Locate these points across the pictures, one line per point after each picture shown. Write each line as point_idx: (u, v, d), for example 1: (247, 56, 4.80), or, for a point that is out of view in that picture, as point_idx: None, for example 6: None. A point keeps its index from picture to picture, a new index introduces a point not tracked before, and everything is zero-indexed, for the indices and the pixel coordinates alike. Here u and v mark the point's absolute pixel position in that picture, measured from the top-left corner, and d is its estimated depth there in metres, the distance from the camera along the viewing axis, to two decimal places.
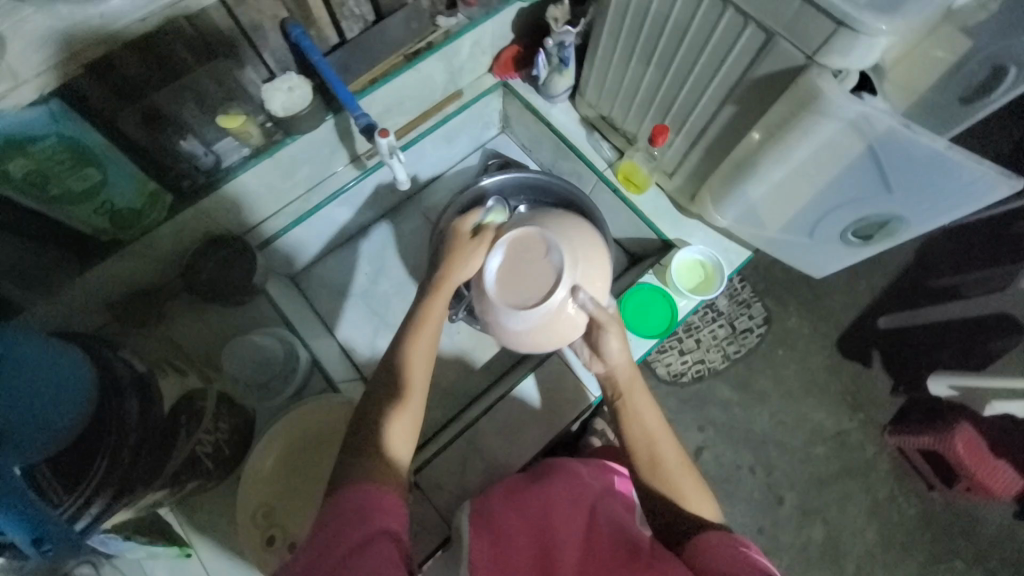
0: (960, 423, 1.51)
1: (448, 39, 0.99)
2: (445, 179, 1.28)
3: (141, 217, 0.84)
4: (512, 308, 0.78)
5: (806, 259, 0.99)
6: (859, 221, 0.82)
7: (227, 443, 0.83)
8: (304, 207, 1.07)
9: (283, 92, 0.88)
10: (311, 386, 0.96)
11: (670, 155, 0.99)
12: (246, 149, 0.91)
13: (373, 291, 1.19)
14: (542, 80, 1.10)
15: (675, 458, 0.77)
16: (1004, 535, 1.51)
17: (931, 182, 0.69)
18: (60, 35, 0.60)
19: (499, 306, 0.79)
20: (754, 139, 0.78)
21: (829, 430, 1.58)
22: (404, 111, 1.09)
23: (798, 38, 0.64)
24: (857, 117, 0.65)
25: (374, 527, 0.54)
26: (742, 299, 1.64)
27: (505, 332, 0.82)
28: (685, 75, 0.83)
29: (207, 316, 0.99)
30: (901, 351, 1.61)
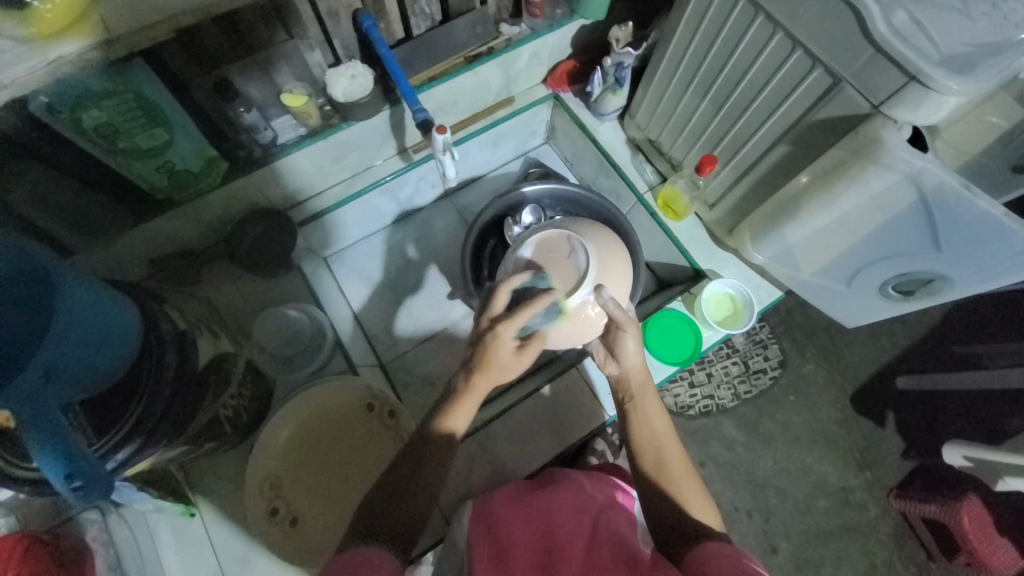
0: (970, 497, 1.39)
1: (509, 46, 1.03)
2: (483, 182, 1.30)
3: (197, 180, 0.86)
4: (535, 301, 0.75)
5: (839, 306, 0.98)
6: (901, 276, 0.81)
7: (246, 410, 0.84)
8: (347, 190, 1.09)
9: (346, 79, 0.90)
10: (330, 366, 0.97)
11: (714, 185, 1.00)
12: (303, 128, 0.94)
13: (399, 282, 1.20)
14: (594, 97, 1.12)
15: (680, 467, 0.77)
16: None
17: (984, 246, 0.68)
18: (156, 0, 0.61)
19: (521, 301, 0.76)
20: (802, 182, 0.79)
21: (832, 484, 1.54)
22: (456, 111, 1.12)
23: (865, 87, 0.65)
24: (914, 171, 0.65)
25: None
26: (759, 339, 1.63)
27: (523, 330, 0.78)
28: (742, 109, 0.84)
29: (240, 284, 1.01)
30: (916, 414, 1.58)
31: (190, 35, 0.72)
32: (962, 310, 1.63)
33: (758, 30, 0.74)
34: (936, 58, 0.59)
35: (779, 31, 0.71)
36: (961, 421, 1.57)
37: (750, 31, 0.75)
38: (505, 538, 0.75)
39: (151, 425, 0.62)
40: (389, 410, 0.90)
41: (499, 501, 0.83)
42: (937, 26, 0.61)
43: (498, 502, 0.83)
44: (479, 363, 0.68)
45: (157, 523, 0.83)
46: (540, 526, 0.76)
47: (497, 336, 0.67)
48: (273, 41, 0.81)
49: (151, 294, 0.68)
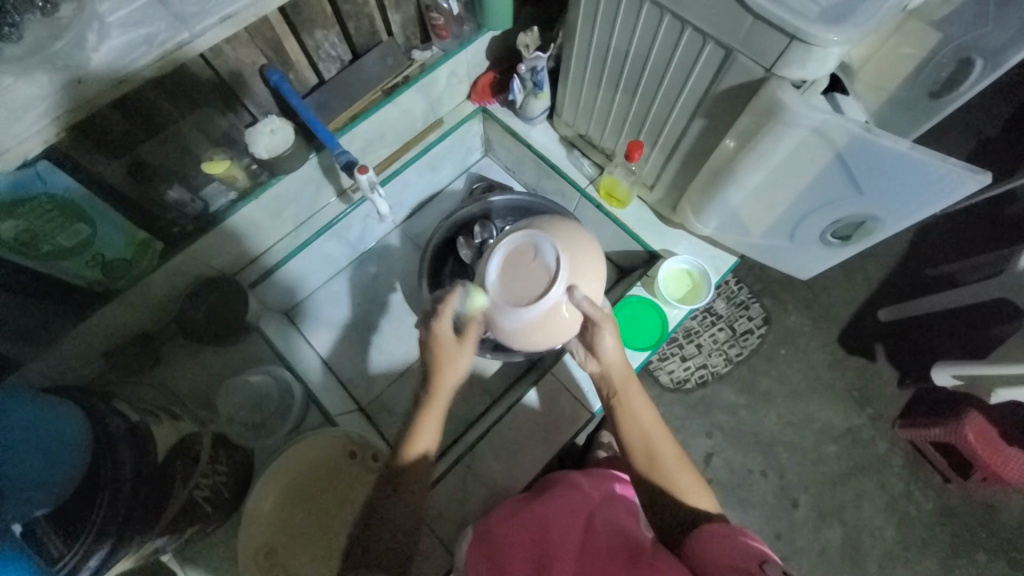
0: (970, 411, 1.43)
1: (423, 71, 1.03)
2: (435, 204, 1.30)
3: (131, 266, 0.85)
4: (510, 307, 0.75)
5: (790, 261, 0.99)
6: (836, 222, 0.82)
7: (226, 484, 0.83)
8: (294, 242, 1.08)
9: (265, 135, 0.90)
10: (308, 421, 0.97)
11: (648, 168, 1.01)
12: (233, 192, 0.94)
13: (369, 320, 1.20)
14: (519, 104, 1.13)
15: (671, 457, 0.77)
16: None
17: (902, 181, 0.69)
18: (40, 99, 0.60)
19: (497, 306, 0.77)
20: (728, 147, 0.80)
21: (838, 428, 1.56)
22: (387, 143, 1.12)
23: (754, 53, 0.66)
24: (819, 124, 0.67)
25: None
26: (739, 301, 1.65)
27: (502, 332, 0.80)
28: (654, 92, 0.85)
29: (204, 356, 1.00)
30: (902, 343, 1.60)
31: (90, 126, 0.71)
32: (926, 233, 1.66)
33: (648, 16, 0.75)
34: (811, 13, 0.60)
35: (666, 14, 0.72)
36: (948, 342, 1.59)
37: (641, 18, 0.76)
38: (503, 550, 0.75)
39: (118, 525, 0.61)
40: (372, 454, 0.90)
41: (498, 515, 0.82)
42: None
43: (497, 520, 0.82)
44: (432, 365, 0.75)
45: None
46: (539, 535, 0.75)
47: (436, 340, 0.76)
48: (184, 116, 0.81)
49: (98, 393, 0.68)
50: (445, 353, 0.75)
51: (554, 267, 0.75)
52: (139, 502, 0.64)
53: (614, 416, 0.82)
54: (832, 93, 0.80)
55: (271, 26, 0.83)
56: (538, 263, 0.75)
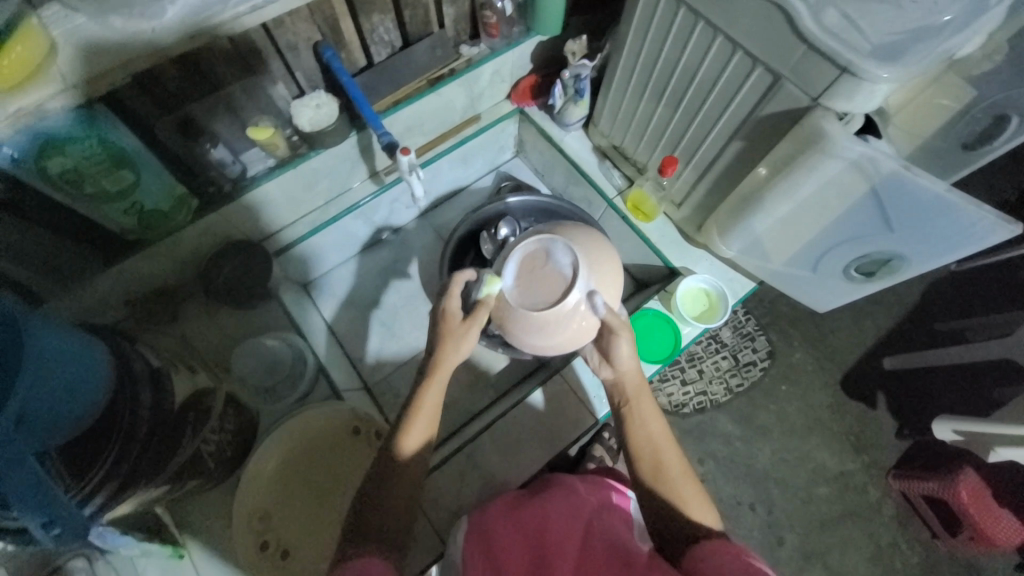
0: (963, 470, 1.41)
1: (470, 66, 1.05)
2: (459, 199, 1.32)
3: (167, 219, 0.87)
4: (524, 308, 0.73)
5: (808, 292, 1.00)
6: (862, 257, 0.83)
7: (230, 444, 0.83)
8: (321, 217, 1.10)
9: (311, 109, 0.93)
10: (315, 393, 0.97)
11: (679, 185, 1.02)
12: (271, 160, 0.96)
13: (383, 303, 1.21)
14: (557, 109, 1.15)
15: (677, 469, 0.77)
16: None
17: (934, 222, 0.70)
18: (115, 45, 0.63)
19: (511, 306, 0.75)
20: (761, 174, 0.81)
21: (831, 470, 1.55)
22: (425, 132, 1.14)
23: (802, 82, 0.68)
24: (860, 157, 0.67)
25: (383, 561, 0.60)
26: (746, 332, 1.65)
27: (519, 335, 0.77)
28: (696, 109, 0.86)
29: (219, 317, 1.01)
30: (905, 393, 1.60)
31: (148, 77, 0.74)
32: (940, 287, 1.67)
33: (700, 34, 0.77)
34: (865, 48, 0.61)
35: (719, 35, 0.74)
36: (952, 398, 1.59)
37: (693, 36, 0.78)
38: (502, 545, 0.77)
39: (128, 465, 0.62)
40: (376, 431, 0.90)
41: (497, 511, 0.82)
42: (868, 17, 0.62)
43: (496, 515, 0.82)
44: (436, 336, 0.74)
45: (144, 565, 0.80)
46: (537, 535, 0.76)
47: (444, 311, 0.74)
48: (239, 78, 0.83)
49: (124, 335, 0.69)
50: (452, 337, 0.73)
51: (574, 273, 0.74)
52: (149, 446, 0.65)
53: (624, 424, 0.82)
54: (867, 134, 0.82)
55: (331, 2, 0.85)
56: (551, 269, 0.74)
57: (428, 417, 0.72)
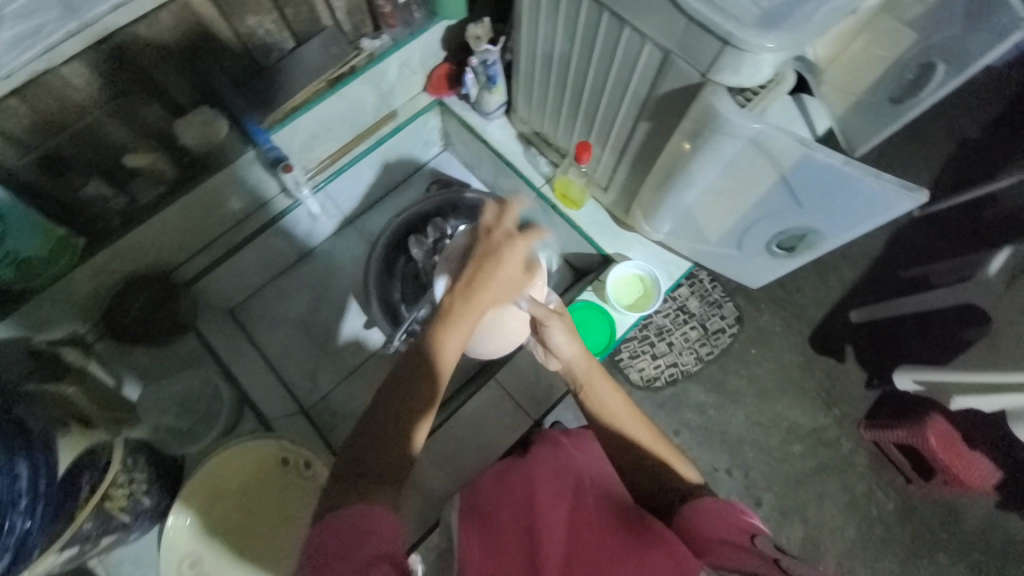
0: (931, 414, 1.46)
1: (371, 62, 0.98)
2: (387, 203, 1.25)
3: (50, 264, 0.81)
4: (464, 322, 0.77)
5: (738, 271, 0.97)
6: (781, 233, 0.79)
7: (148, 492, 0.83)
8: (235, 239, 1.02)
9: (196, 126, 0.88)
10: (241, 426, 0.97)
11: (600, 170, 0.98)
12: (163, 187, 0.90)
13: (314, 318, 1.14)
14: (474, 98, 1.09)
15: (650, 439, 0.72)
16: (992, 527, 1.46)
17: (838, 194, 0.66)
18: None
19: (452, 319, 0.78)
20: (671, 156, 0.77)
21: (804, 427, 1.54)
22: (335, 137, 1.07)
23: (691, 57, 0.63)
24: (755, 134, 0.64)
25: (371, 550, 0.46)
26: (713, 299, 1.61)
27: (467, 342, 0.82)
28: (600, 91, 0.81)
29: (134, 353, 0.97)
30: (876, 342, 1.58)
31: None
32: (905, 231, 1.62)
33: (589, 11, 0.72)
34: (747, 18, 0.57)
35: (605, 11, 0.69)
36: (917, 344, 1.56)
37: (581, 15, 0.73)
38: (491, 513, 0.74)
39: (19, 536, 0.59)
40: (305, 460, 0.88)
41: (485, 486, 0.79)
42: None
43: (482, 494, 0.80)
44: (482, 289, 0.62)
45: None
46: (522, 503, 0.73)
47: (505, 253, 0.63)
48: (108, 107, 0.78)
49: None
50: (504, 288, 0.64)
51: None
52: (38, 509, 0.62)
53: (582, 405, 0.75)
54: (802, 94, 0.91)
55: (193, 11, 0.77)
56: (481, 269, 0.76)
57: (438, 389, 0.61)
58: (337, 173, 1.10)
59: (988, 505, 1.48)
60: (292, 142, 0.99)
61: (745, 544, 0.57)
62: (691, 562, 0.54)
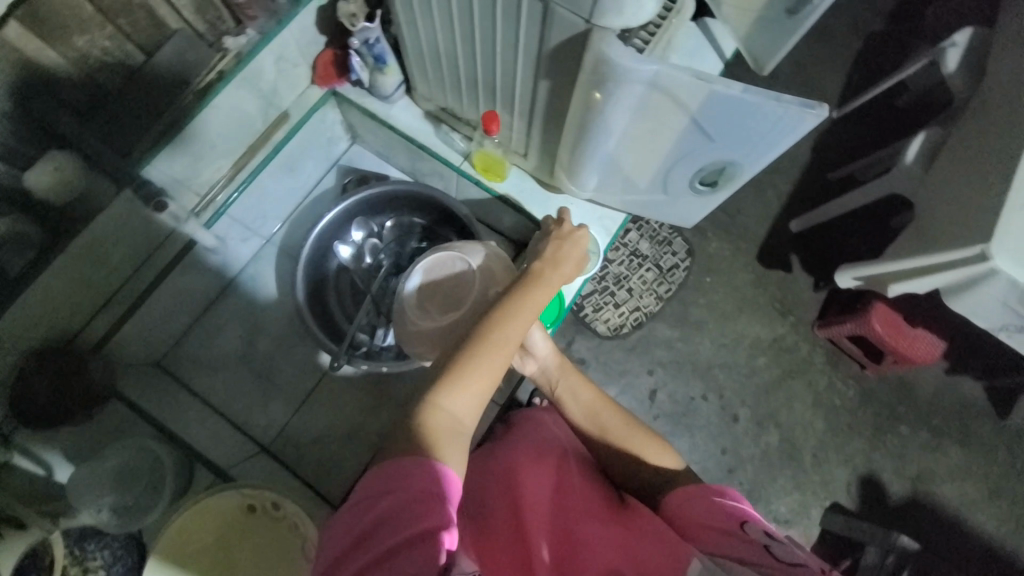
0: (874, 302, 1.47)
1: (240, 63, 0.87)
2: (304, 212, 1.16)
3: None
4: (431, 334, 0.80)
5: (671, 214, 0.96)
6: (701, 171, 0.78)
7: (113, 571, 0.84)
8: (137, 288, 0.92)
9: (50, 174, 0.77)
10: (198, 479, 0.91)
11: (515, 136, 0.93)
12: (32, 252, 0.78)
13: (257, 349, 1.08)
14: (367, 83, 1.01)
15: (620, 426, 0.79)
16: (942, 391, 1.59)
17: (745, 125, 0.65)
18: None
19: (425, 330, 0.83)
20: (576, 113, 0.73)
21: (766, 340, 1.62)
22: (223, 154, 0.97)
23: (569, 3, 0.58)
24: (651, 76, 0.61)
25: (419, 527, 0.49)
26: (662, 238, 1.62)
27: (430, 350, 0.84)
28: (492, 55, 0.76)
29: (53, 444, 0.84)
30: (816, 247, 1.66)
31: None
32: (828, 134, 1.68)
33: None
34: None
35: None
36: (854, 241, 1.66)
37: None
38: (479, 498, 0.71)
39: None
40: (272, 502, 0.84)
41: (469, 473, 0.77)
42: None
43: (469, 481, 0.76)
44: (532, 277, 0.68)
45: None
46: (505, 484, 0.72)
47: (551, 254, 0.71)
48: None
49: None
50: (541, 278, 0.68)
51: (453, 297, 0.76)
52: None
53: (562, 405, 0.83)
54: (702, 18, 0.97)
55: (15, 45, 0.69)
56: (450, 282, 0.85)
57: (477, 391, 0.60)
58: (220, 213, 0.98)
59: (938, 373, 1.61)
60: (174, 167, 0.88)
61: (732, 528, 0.62)
62: (683, 546, 0.60)
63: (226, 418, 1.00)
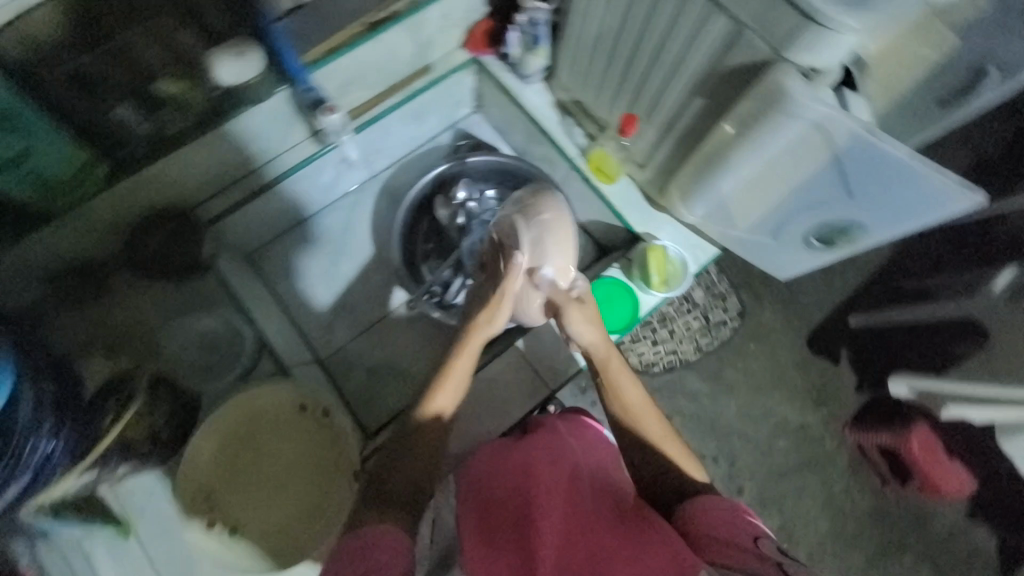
0: (917, 422, 1.45)
1: (413, 9, 0.94)
2: (413, 160, 1.21)
3: (72, 189, 0.80)
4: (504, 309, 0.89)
5: (767, 261, 0.96)
6: (822, 226, 0.80)
7: (164, 427, 0.82)
8: (256, 182, 1.00)
9: (230, 58, 0.80)
10: (261, 369, 0.94)
11: (640, 146, 0.95)
12: (190, 119, 0.86)
13: (334, 272, 1.13)
14: (514, 59, 1.05)
15: (657, 431, 0.80)
16: (958, 532, 1.50)
17: (895, 188, 0.67)
18: None
19: None
20: (720, 138, 0.75)
21: (792, 423, 1.55)
22: (367, 85, 1.03)
23: (766, 30, 0.61)
24: (821, 117, 0.63)
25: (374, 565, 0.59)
26: (719, 292, 1.57)
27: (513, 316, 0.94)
28: (654, 62, 0.79)
29: (155, 290, 0.93)
30: (868, 350, 1.55)
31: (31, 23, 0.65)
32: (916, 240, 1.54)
33: None
34: None
35: None
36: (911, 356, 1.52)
37: None
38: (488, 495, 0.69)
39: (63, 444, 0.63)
40: (323, 408, 0.88)
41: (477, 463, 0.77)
42: None
43: (481, 464, 0.76)
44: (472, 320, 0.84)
45: (92, 547, 0.82)
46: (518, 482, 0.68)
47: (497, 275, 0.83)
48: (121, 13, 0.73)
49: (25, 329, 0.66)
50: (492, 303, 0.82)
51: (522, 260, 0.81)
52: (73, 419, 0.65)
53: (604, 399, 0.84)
54: None
55: None
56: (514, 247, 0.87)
57: (452, 390, 0.81)
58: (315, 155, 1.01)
59: (959, 512, 1.51)
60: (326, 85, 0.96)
61: (745, 544, 0.61)
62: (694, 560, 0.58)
63: (292, 322, 1.04)
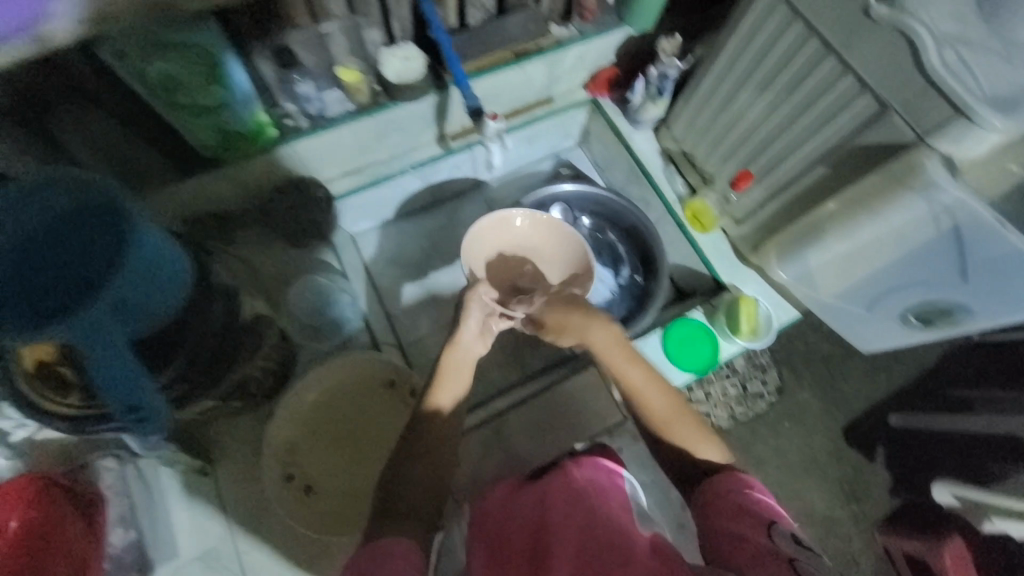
0: (955, 534, 1.14)
1: (557, 46, 1.04)
2: (516, 178, 1.30)
3: (245, 141, 0.87)
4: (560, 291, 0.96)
5: (854, 331, 1.01)
6: (923, 304, 0.85)
7: (272, 375, 0.86)
8: (382, 170, 1.10)
9: (398, 59, 0.91)
10: (355, 340, 1.00)
11: (743, 203, 1.02)
12: (350, 105, 0.94)
13: (425, 265, 1.19)
14: (633, 105, 1.13)
15: (671, 410, 0.69)
16: None
17: (1010, 278, 0.73)
18: None
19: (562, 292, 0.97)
20: (827, 209, 0.83)
21: (818, 513, 1.35)
22: (499, 104, 1.12)
23: (912, 116, 0.68)
24: (952, 202, 0.70)
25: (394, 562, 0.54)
26: (760, 363, 1.42)
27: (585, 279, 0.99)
28: (783, 129, 0.86)
29: (273, 246, 1.00)
30: (905, 451, 1.35)
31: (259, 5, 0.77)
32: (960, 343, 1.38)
33: (810, 56, 0.77)
34: (983, 93, 0.62)
35: (832, 57, 0.74)
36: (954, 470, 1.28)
37: (804, 54, 0.77)
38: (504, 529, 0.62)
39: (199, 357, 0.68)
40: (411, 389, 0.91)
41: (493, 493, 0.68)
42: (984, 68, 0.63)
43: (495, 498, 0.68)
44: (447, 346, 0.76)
45: (168, 477, 0.84)
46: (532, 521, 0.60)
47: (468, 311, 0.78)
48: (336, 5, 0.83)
49: (201, 249, 0.72)
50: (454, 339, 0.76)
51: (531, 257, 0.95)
52: (225, 337, 0.71)
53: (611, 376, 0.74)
54: None
55: None
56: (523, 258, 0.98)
57: (456, 389, 0.74)
58: (372, 184, 1.10)
59: None
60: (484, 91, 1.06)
61: (760, 538, 0.54)
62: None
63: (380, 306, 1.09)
